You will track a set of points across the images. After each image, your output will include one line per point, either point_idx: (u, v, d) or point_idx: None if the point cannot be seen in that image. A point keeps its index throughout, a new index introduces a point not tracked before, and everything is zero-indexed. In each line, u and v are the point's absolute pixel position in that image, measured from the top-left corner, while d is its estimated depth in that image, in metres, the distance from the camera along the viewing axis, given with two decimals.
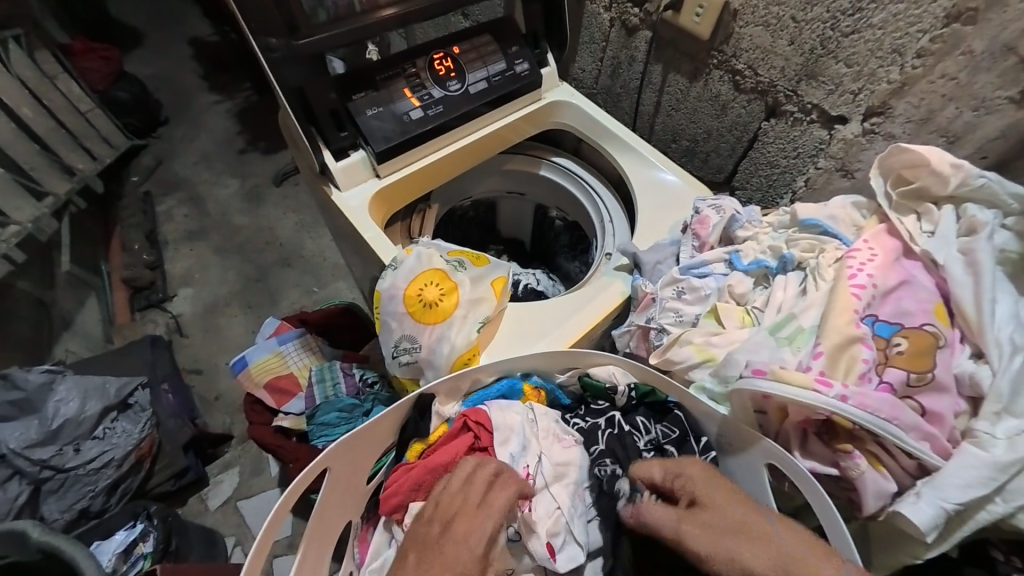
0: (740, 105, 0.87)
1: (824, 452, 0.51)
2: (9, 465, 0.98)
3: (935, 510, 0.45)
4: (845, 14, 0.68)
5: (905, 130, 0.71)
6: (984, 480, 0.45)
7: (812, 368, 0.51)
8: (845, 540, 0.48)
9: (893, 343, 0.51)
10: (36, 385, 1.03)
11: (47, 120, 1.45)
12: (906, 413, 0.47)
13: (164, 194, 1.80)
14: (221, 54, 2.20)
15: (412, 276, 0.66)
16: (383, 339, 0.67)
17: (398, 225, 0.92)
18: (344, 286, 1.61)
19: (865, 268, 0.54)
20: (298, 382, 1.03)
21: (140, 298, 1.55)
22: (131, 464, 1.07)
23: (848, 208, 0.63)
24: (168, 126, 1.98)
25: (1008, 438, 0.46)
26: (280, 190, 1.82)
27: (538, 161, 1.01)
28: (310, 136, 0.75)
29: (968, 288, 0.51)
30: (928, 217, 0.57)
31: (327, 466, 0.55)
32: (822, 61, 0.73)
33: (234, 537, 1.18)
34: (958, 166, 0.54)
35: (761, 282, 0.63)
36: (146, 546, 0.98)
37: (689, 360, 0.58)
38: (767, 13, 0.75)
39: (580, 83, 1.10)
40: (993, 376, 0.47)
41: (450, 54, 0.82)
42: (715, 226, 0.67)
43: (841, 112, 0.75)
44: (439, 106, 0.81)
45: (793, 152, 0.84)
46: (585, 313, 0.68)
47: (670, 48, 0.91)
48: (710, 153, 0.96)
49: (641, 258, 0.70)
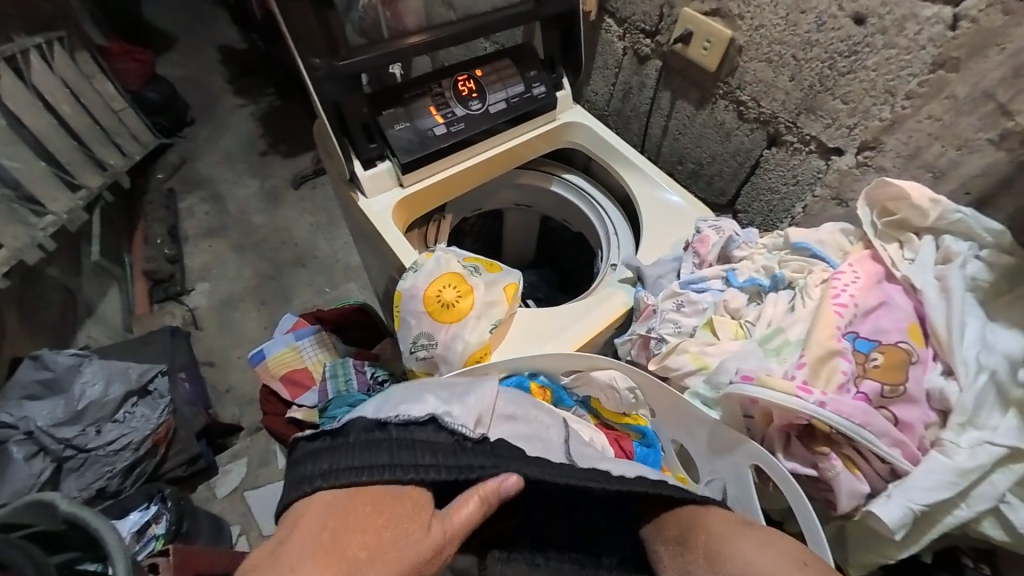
0: (743, 133, 0.93)
1: (804, 454, 0.56)
2: (35, 442, 1.03)
3: (903, 510, 0.50)
4: (842, 55, 0.74)
5: (894, 164, 0.76)
6: (947, 484, 0.50)
7: (796, 376, 0.56)
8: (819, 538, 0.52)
9: (870, 357, 0.56)
10: (65, 367, 1.09)
11: (84, 117, 1.53)
12: (879, 420, 0.51)
13: (187, 191, 1.87)
14: (249, 61, 2.31)
15: (432, 278, 0.71)
16: (402, 336, 0.72)
17: (416, 232, 0.97)
18: (355, 287, 1.67)
19: (848, 289, 0.59)
20: (313, 376, 1.07)
21: (159, 290, 1.61)
22: (148, 448, 1.11)
23: (837, 233, 0.68)
24: (194, 126, 2.07)
25: (970, 447, 0.51)
26: (298, 193, 1.90)
27: (550, 176, 1.06)
28: (344, 146, 0.81)
29: (941, 310, 0.55)
30: (909, 246, 0.62)
31: None
32: (820, 96, 0.79)
33: (239, 526, 1.22)
34: (936, 201, 0.59)
35: (754, 298, 0.68)
36: (157, 528, 1.02)
37: (686, 367, 0.63)
38: (769, 51, 0.81)
39: (593, 104, 1.16)
40: (959, 391, 0.52)
41: (473, 76, 0.89)
42: (715, 245, 0.72)
43: (838, 144, 0.81)
44: (461, 123, 0.87)
45: (793, 179, 0.89)
46: (594, 318, 0.73)
47: (680, 77, 0.97)
48: (713, 176, 1.02)
49: (644, 272, 0.76)
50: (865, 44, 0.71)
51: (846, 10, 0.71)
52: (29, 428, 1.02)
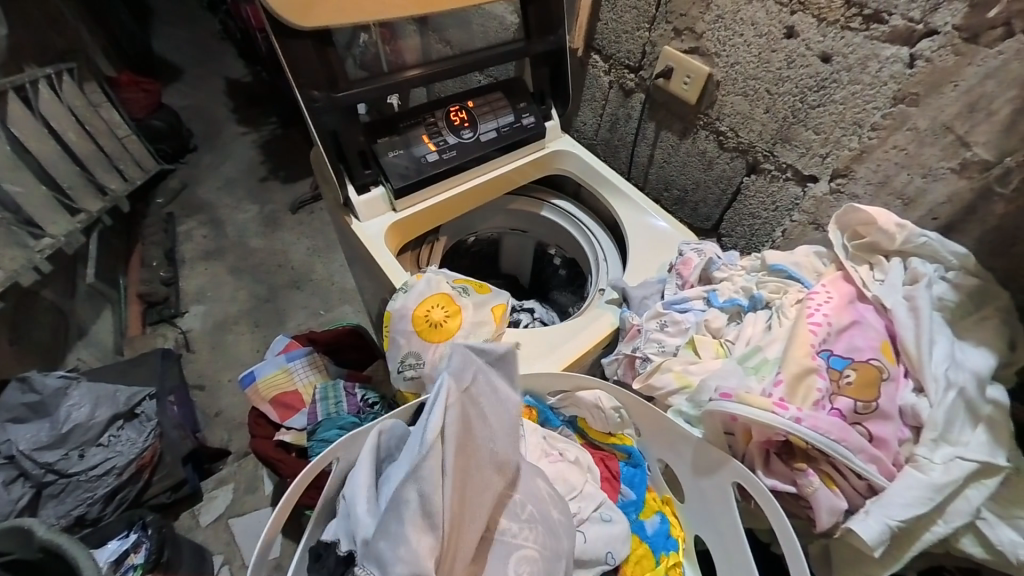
0: (723, 161, 0.97)
1: (784, 470, 0.56)
2: (17, 467, 1.01)
3: (881, 527, 0.50)
4: (812, 90, 0.78)
5: (866, 191, 0.80)
6: (924, 500, 0.50)
7: (775, 394, 0.57)
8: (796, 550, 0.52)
9: (844, 374, 0.57)
10: (53, 389, 1.08)
11: (88, 144, 1.57)
12: (854, 436, 0.53)
13: (186, 215, 1.90)
14: (252, 92, 2.40)
15: (422, 298, 0.72)
16: (391, 355, 0.73)
17: (409, 254, 0.99)
18: (350, 309, 1.68)
19: (822, 308, 0.61)
20: (303, 398, 1.07)
21: (153, 312, 1.61)
22: (132, 473, 1.09)
23: (811, 256, 0.71)
24: (196, 152, 2.12)
25: (945, 463, 0.51)
26: (296, 217, 1.93)
27: (540, 203, 1.10)
28: (339, 173, 0.84)
29: (911, 329, 0.57)
30: (880, 267, 0.65)
31: (336, 456, 0.63)
32: (794, 127, 0.83)
33: (222, 556, 1.18)
34: (903, 226, 0.62)
35: (735, 318, 0.70)
36: (137, 557, 0.98)
37: (669, 386, 0.63)
38: (745, 86, 0.86)
39: (582, 134, 1.22)
40: (931, 407, 0.53)
41: (465, 107, 0.93)
42: (696, 267, 0.75)
43: (812, 172, 0.85)
44: (453, 151, 0.91)
45: (772, 205, 0.93)
46: (579, 339, 0.75)
47: (663, 109, 1.02)
48: (697, 203, 1.06)
49: (630, 293, 0.78)
50: (832, 80, 0.76)
51: (813, 49, 0.76)
52: (12, 451, 1.00)
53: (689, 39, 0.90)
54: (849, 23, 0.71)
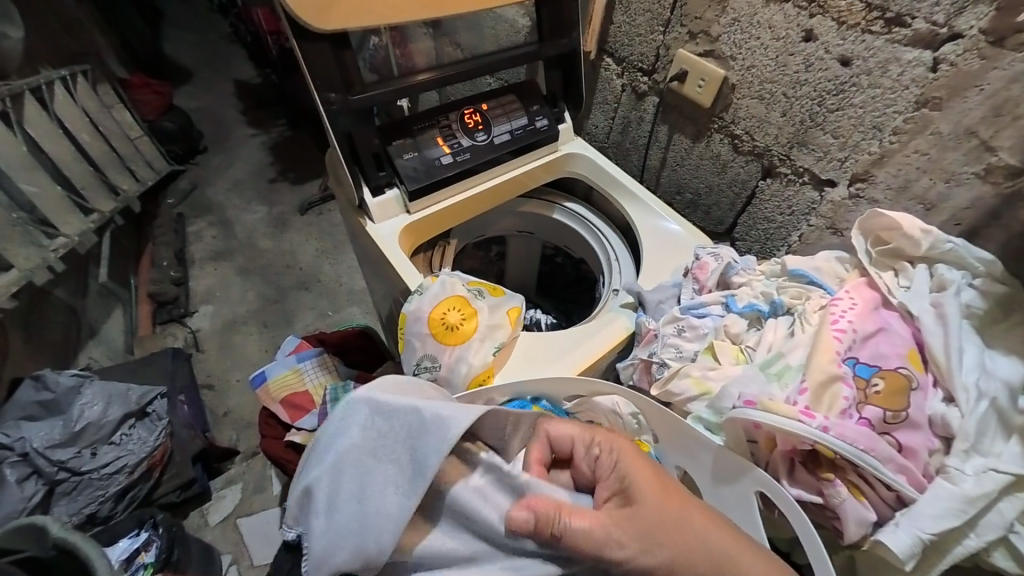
0: (738, 165, 0.96)
1: (809, 480, 0.56)
2: (29, 464, 1.01)
3: (912, 539, 0.49)
4: (830, 94, 0.77)
5: (886, 196, 0.79)
6: (956, 512, 0.49)
7: (798, 403, 0.56)
8: (822, 558, 0.51)
9: (871, 383, 0.57)
10: (65, 388, 1.08)
11: (102, 144, 1.58)
12: (882, 445, 0.52)
13: (196, 216, 1.91)
14: (262, 94, 2.41)
15: (437, 300, 0.72)
16: (405, 358, 0.73)
17: (421, 256, 0.99)
18: (357, 311, 1.68)
19: (846, 314, 0.60)
20: (313, 399, 1.06)
21: (162, 312, 1.62)
22: (142, 471, 1.10)
23: (832, 262, 0.70)
24: (206, 153, 2.14)
25: (976, 474, 0.50)
26: (305, 218, 1.94)
27: (552, 205, 1.10)
28: (353, 174, 0.84)
29: (939, 337, 0.56)
30: (904, 273, 0.64)
31: None
32: (811, 131, 0.83)
33: (230, 555, 1.18)
34: (927, 231, 0.61)
35: (754, 323, 0.69)
36: (147, 555, 0.98)
37: (688, 392, 0.63)
38: (761, 89, 0.86)
39: (593, 137, 1.22)
40: (961, 417, 0.52)
41: (479, 109, 0.93)
42: (714, 271, 0.74)
43: (830, 176, 0.84)
44: (467, 153, 0.91)
45: (788, 209, 0.92)
46: (594, 343, 0.74)
47: (677, 112, 1.01)
48: (711, 207, 1.05)
49: (645, 297, 0.77)
50: (851, 84, 0.75)
51: (832, 53, 0.75)
52: (24, 449, 1.01)
53: (704, 43, 0.90)
54: (870, 27, 0.70)
